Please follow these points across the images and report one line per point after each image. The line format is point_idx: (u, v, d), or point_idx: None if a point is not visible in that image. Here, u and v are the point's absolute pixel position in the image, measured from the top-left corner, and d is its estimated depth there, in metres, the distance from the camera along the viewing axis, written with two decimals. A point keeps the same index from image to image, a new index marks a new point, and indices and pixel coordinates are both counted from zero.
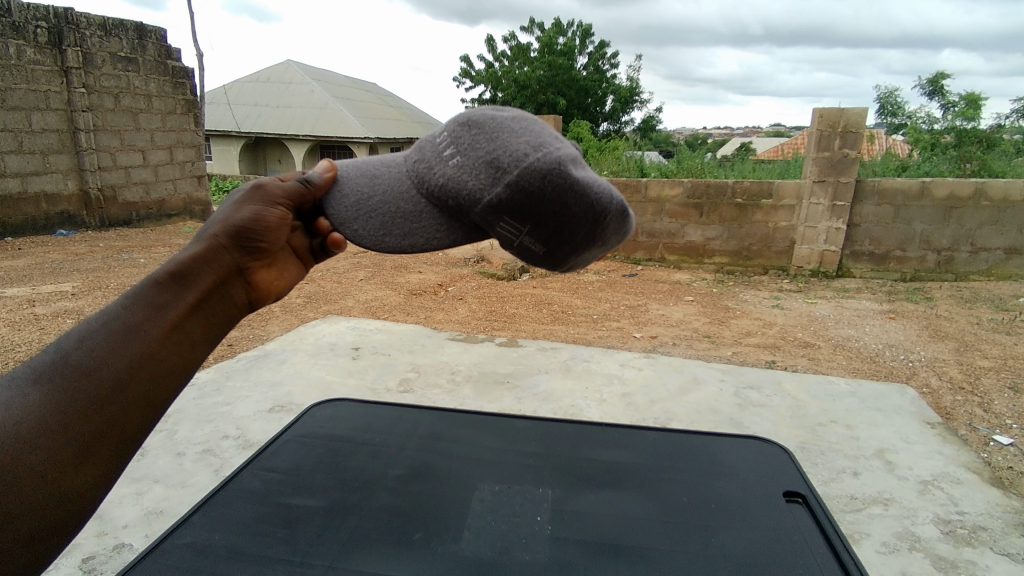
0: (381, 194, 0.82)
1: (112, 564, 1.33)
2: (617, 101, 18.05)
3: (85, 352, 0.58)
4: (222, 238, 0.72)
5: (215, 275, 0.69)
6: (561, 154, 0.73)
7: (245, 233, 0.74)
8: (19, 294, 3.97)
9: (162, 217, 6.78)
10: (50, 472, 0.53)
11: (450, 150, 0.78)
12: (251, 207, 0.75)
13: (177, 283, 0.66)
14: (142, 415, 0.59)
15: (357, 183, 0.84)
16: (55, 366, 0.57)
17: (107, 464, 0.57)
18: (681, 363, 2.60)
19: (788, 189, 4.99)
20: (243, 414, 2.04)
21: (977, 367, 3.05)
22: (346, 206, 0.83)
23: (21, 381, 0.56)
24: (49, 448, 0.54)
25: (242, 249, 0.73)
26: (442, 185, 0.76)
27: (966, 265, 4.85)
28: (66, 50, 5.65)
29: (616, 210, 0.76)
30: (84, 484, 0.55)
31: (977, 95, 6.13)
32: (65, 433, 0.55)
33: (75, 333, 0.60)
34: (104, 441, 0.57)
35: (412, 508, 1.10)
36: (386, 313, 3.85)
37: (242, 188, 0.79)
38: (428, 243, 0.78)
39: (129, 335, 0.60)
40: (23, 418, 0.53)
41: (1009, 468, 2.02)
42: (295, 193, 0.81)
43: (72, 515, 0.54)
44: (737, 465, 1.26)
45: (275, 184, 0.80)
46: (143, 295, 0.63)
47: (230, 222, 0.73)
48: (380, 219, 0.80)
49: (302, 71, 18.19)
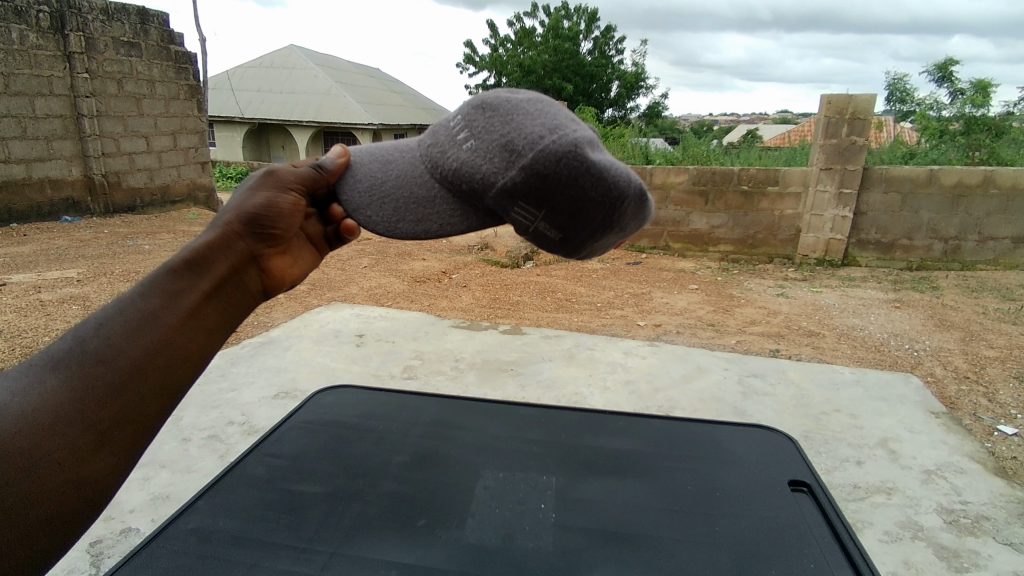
0: (394, 180, 0.81)
1: (118, 548, 1.35)
2: (622, 86, 17.88)
3: (102, 340, 0.58)
4: (235, 225, 0.72)
5: (229, 263, 0.69)
6: (578, 136, 0.71)
7: (259, 220, 0.73)
8: (26, 279, 4.00)
9: (166, 203, 6.76)
10: (70, 459, 0.53)
11: (464, 133, 0.77)
12: (264, 194, 0.75)
13: (192, 270, 0.66)
14: (157, 404, 0.59)
15: (369, 168, 0.83)
16: (71, 354, 0.57)
17: (124, 452, 0.56)
18: (685, 352, 2.59)
19: (795, 176, 4.94)
20: (247, 400, 2.06)
21: (982, 357, 3.04)
22: (359, 192, 0.82)
23: (38, 369, 0.56)
24: (67, 436, 0.54)
25: (256, 236, 0.73)
26: (455, 170, 0.76)
27: (972, 254, 4.81)
28: (68, 35, 5.62)
29: (634, 194, 0.75)
30: (102, 471, 0.55)
31: (986, 81, 5.81)
32: (82, 420, 0.55)
33: (91, 321, 0.60)
34: (122, 429, 0.56)
35: (416, 493, 1.10)
36: (389, 300, 3.87)
37: (255, 174, 0.78)
38: (442, 229, 0.78)
39: (145, 322, 0.60)
40: (41, 404, 0.54)
41: (1012, 458, 2.01)
42: (307, 178, 0.80)
43: (91, 502, 0.54)
44: (741, 453, 1.26)
45: (288, 170, 0.79)
46: (158, 283, 0.63)
47: (242, 209, 0.73)
48: (394, 206, 0.80)
49: (305, 56, 18.06)
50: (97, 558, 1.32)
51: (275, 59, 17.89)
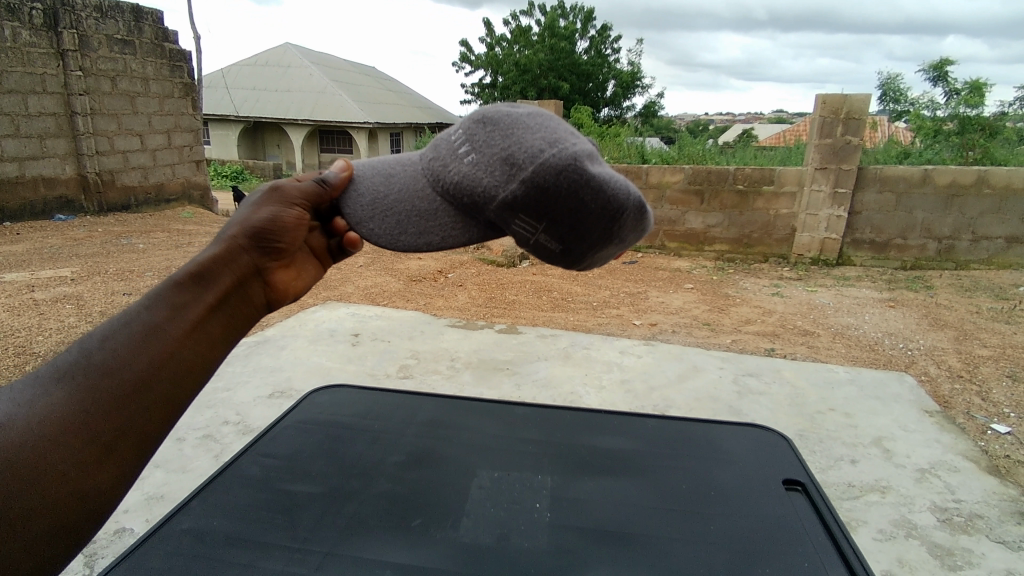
0: (396, 193, 0.81)
1: (112, 548, 1.34)
2: (618, 85, 17.90)
3: (107, 352, 0.58)
4: (241, 239, 0.71)
5: (235, 276, 0.69)
6: (577, 149, 0.71)
7: (264, 234, 0.73)
8: (18, 278, 3.97)
9: (160, 202, 6.73)
10: (72, 471, 0.53)
11: (465, 147, 0.76)
12: (269, 209, 0.75)
13: (198, 282, 0.65)
14: (160, 416, 0.58)
15: (372, 182, 0.84)
16: (77, 365, 0.57)
17: (127, 463, 0.56)
18: (680, 351, 2.59)
19: (790, 176, 4.95)
20: (242, 399, 2.05)
21: (976, 356, 3.06)
22: (362, 206, 0.82)
23: (44, 380, 0.56)
24: (71, 448, 0.53)
25: (261, 250, 0.72)
26: (457, 183, 0.76)
27: (966, 254, 4.84)
28: (61, 32, 5.58)
29: (634, 206, 0.74)
30: (103, 484, 0.54)
31: (980, 81, 5.87)
32: (87, 431, 0.54)
33: (97, 334, 0.59)
34: (126, 440, 0.56)
35: (411, 493, 1.10)
36: (384, 299, 3.86)
37: (260, 188, 0.78)
38: (444, 242, 0.77)
39: (150, 335, 0.60)
40: (46, 415, 0.53)
41: (1006, 457, 2.02)
42: (312, 194, 0.80)
43: (92, 513, 0.54)
44: (736, 452, 1.26)
45: (292, 186, 0.79)
46: (163, 296, 0.62)
47: (248, 223, 0.73)
48: (396, 219, 0.80)
49: (300, 54, 17.99)
50: (91, 559, 1.31)
51: (270, 57, 17.82)
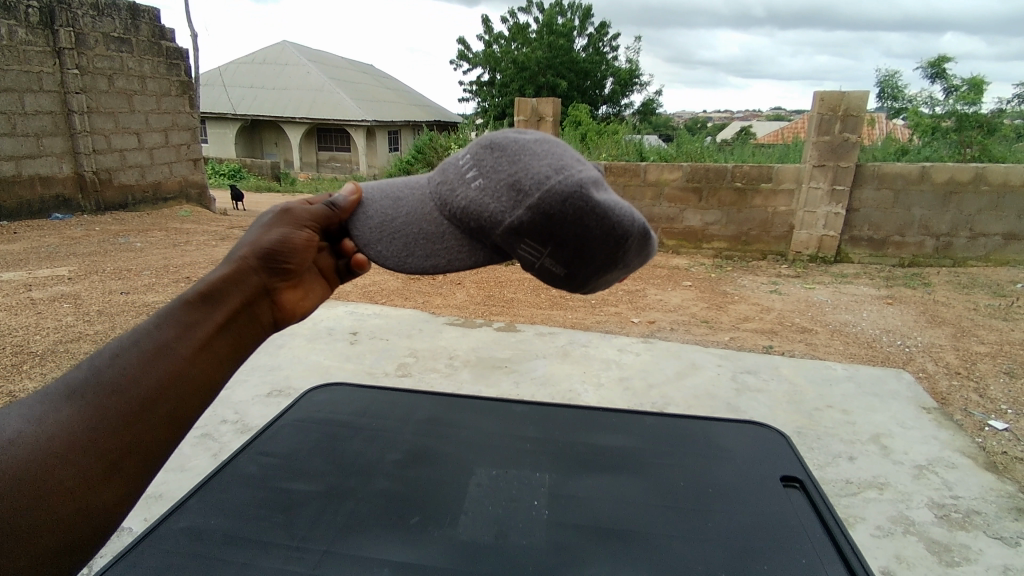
0: (405, 216, 0.80)
1: (110, 547, 1.34)
2: (616, 83, 17.88)
3: (117, 370, 0.58)
4: (251, 260, 0.72)
5: (244, 296, 0.69)
6: (584, 176, 0.70)
7: (274, 255, 0.73)
8: (16, 277, 3.97)
9: (158, 201, 6.73)
10: (80, 488, 0.53)
11: (472, 172, 0.76)
12: (279, 230, 0.75)
13: (207, 302, 0.65)
14: (166, 433, 0.58)
15: (381, 205, 0.83)
16: (87, 383, 0.57)
17: (133, 481, 0.56)
18: (679, 348, 2.59)
19: (788, 173, 4.95)
20: (240, 398, 2.04)
21: (974, 353, 3.06)
22: (370, 228, 0.81)
23: (54, 397, 0.56)
24: (80, 464, 0.53)
25: (270, 271, 0.73)
26: (464, 208, 0.75)
27: (963, 251, 4.85)
28: (58, 30, 5.55)
29: (640, 232, 0.73)
30: (109, 500, 0.54)
31: (979, 78, 5.86)
32: (95, 449, 0.54)
33: (107, 351, 0.60)
34: (132, 457, 0.56)
35: (409, 491, 1.10)
36: (382, 297, 3.85)
37: (271, 210, 0.79)
38: (451, 264, 0.77)
39: (160, 353, 0.60)
40: (56, 432, 0.53)
41: (1004, 453, 2.03)
42: (321, 216, 0.81)
43: (98, 530, 0.53)
44: (733, 449, 1.26)
45: (303, 208, 0.79)
46: (173, 314, 0.63)
47: (258, 244, 0.73)
48: (404, 241, 0.79)
49: (298, 51, 17.94)
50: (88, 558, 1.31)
51: (268, 54, 17.77)
